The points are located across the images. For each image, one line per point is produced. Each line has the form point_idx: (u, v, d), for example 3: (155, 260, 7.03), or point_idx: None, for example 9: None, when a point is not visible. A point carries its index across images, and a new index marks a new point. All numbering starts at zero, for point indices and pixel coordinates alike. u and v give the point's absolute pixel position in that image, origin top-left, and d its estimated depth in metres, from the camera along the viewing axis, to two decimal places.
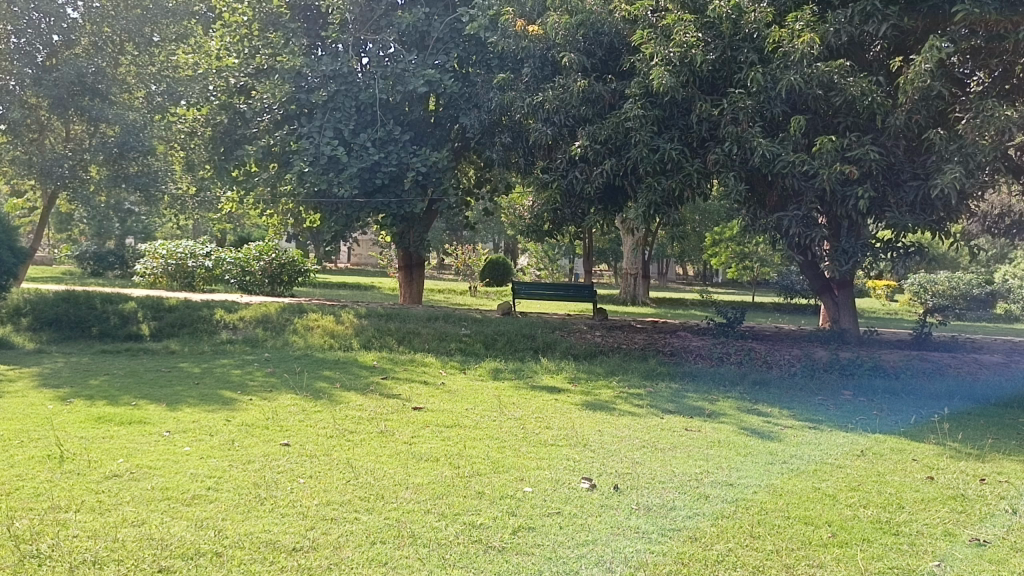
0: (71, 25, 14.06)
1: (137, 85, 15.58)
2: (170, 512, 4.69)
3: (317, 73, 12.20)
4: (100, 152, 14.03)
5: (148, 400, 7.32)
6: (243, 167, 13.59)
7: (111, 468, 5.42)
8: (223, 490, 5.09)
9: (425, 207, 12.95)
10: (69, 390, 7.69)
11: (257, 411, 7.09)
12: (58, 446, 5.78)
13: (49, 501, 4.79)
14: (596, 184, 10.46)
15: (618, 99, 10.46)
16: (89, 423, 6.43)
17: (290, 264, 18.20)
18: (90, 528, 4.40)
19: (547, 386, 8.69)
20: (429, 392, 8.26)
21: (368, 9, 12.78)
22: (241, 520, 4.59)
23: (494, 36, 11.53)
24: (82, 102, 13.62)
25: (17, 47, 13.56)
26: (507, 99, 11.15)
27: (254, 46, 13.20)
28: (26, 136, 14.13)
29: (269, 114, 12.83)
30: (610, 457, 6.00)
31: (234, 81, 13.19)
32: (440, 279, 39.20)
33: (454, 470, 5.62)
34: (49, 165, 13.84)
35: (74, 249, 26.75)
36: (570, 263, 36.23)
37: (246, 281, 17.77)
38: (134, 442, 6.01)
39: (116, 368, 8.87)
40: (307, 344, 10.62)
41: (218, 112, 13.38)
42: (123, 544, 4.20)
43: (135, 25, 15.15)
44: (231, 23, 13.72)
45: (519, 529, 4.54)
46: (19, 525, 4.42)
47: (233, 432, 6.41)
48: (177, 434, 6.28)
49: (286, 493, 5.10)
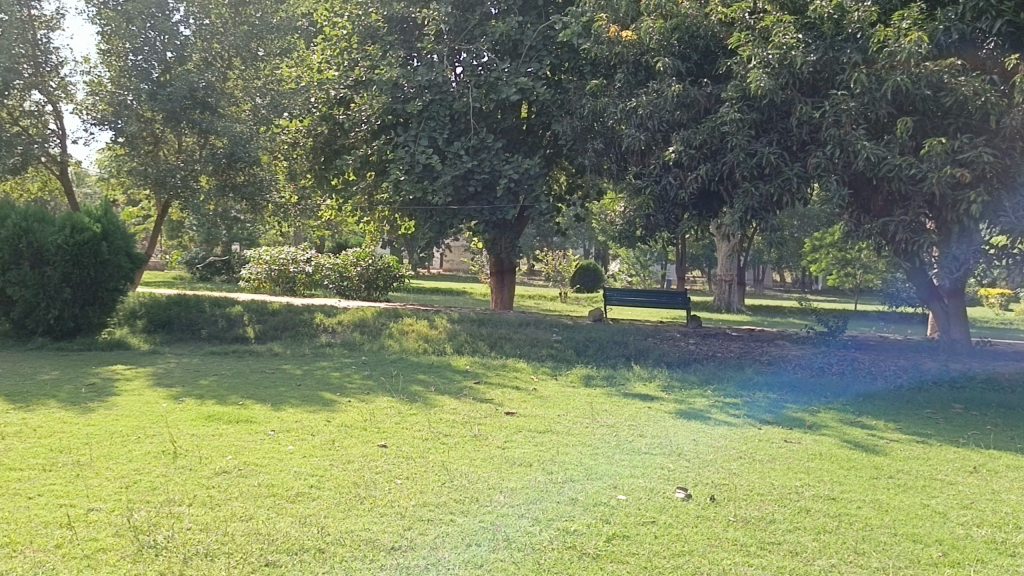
0: (183, 42, 14.80)
1: (244, 98, 15.88)
2: (276, 508, 4.87)
3: (412, 84, 12.42)
4: (210, 163, 14.78)
5: (253, 400, 7.61)
6: (342, 176, 14.27)
7: (221, 464, 5.67)
8: (325, 488, 5.26)
9: (517, 214, 13.06)
10: (181, 389, 8.09)
11: (355, 413, 7.30)
12: (172, 443, 6.09)
13: (164, 495, 5.05)
14: (690, 190, 10.33)
15: (714, 103, 10.27)
16: (199, 421, 6.74)
17: (386, 271, 19.27)
18: (202, 521, 4.61)
19: (639, 394, 8.60)
20: (521, 397, 8.31)
21: (463, 19, 12.85)
22: (342, 518, 4.74)
23: (586, 43, 11.47)
24: (193, 115, 14.49)
25: (135, 64, 14.49)
26: (600, 105, 11.18)
27: (353, 59, 13.62)
28: (143, 148, 14.94)
29: (366, 124, 13.23)
30: (706, 467, 5.91)
31: (334, 93, 13.47)
32: (531, 285, 39.46)
33: (547, 475, 5.65)
34: (164, 176, 14.60)
35: (185, 255, 28.17)
36: (663, 270, 35.89)
37: (344, 286, 18.60)
38: (241, 440, 6.27)
39: (224, 368, 9.26)
40: (402, 348, 10.84)
41: (319, 123, 13.86)
42: (232, 538, 4.40)
43: (243, 41, 15.78)
44: (332, 36, 14.08)
45: (614, 537, 4.52)
46: (138, 516, 4.68)
47: (333, 432, 6.61)
48: (281, 433, 6.52)
49: (385, 493, 5.22)
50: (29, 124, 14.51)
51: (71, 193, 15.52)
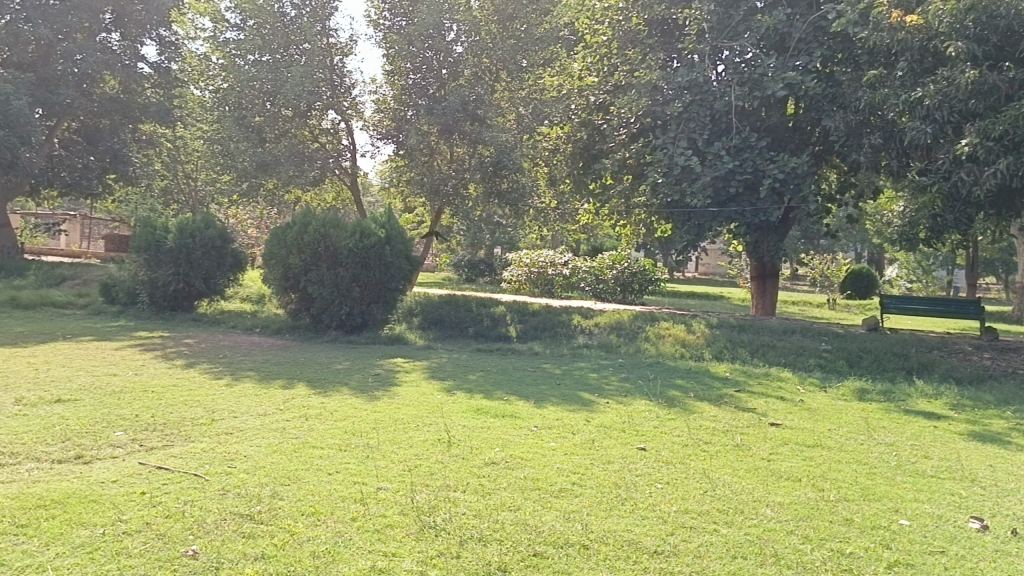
0: (456, 59, 16.02)
1: (509, 109, 16.33)
2: (542, 502, 5.06)
3: (672, 85, 12.27)
4: (478, 171, 15.78)
5: (518, 397, 7.95)
6: (600, 180, 14.49)
7: (489, 455, 6.00)
8: (587, 486, 5.37)
9: (781, 215, 12.47)
10: (453, 383, 8.69)
11: (615, 414, 7.38)
12: (447, 432, 6.54)
13: (440, 480, 5.43)
14: (988, 187, 9.21)
15: (1017, 89, 9.25)
16: (470, 414, 7.17)
17: (641, 274, 18.99)
18: (475, 508, 4.91)
19: (923, 412, 7.83)
20: (786, 408, 7.91)
21: (727, 15, 12.28)
22: (605, 517, 4.80)
23: (864, 31, 10.57)
24: (464, 127, 15.42)
25: (414, 83, 16.04)
26: (878, 98, 10.37)
27: (613, 64, 13.81)
28: (419, 159, 16.13)
29: (626, 128, 13.26)
30: (1007, 498, 5.25)
31: (593, 99, 13.92)
32: (794, 290, 37.48)
33: (818, 492, 5.33)
34: (437, 184, 15.88)
35: (452, 257, 30.22)
36: (950, 276, 32.39)
37: (600, 288, 18.88)
38: (507, 434, 6.58)
39: (490, 365, 9.78)
40: (659, 352, 10.79)
41: (580, 129, 14.27)
42: (502, 526, 4.63)
43: (509, 54, 16.22)
44: (592, 44, 14.38)
45: (896, 564, 4.16)
46: (420, 497, 5.08)
47: (594, 432, 6.74)
48: (544, 430, 6.77)
49: (646, 496, 5.22)
50: (326, 140, 16.37)
51: (359, 201, 17.20)
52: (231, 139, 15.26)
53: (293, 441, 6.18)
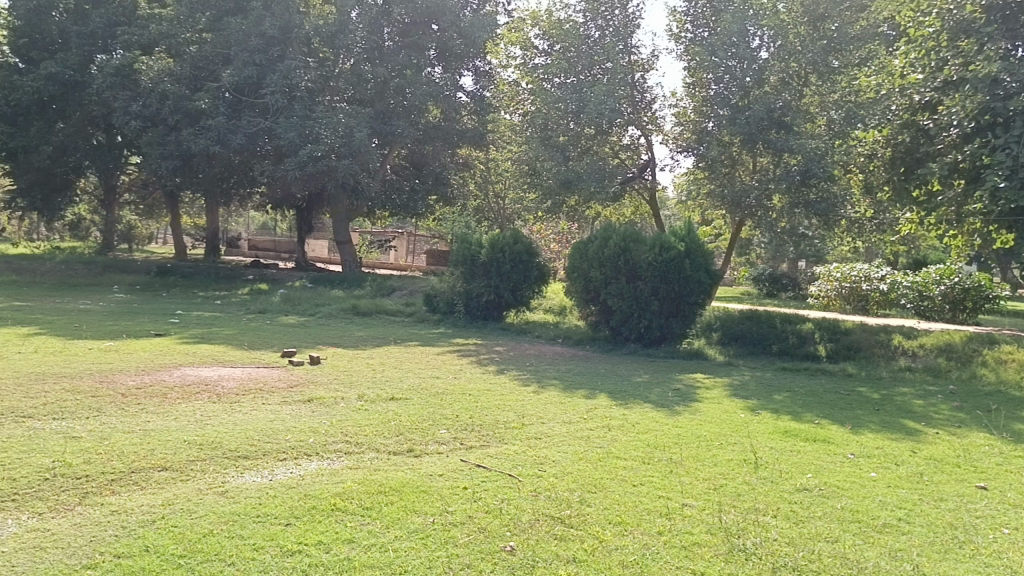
0: (761, 65, 15.33)
1: (820, 113, 15.65)
2: (863, 536, 4.68)
3: (1017, 77, 10.72)
4: (785, 180, 15.01)
5: (831, 421, 7.44)
6: (925, 187, 12.44)
7: (801, 481, 5.67)
8: (916, 524, 4.87)
9: None
10: (757, 402, 8.35)
11: (946, 447, 6.62)
12: (753, 453, 6.30)
13: (749, 502, 5.23)
14: None
15: None
16: (777, 435, 6.85)
17: (976, 290, 16.50)
18: (788, 535, 4.66)
19: None
20: None
21: None
22: (939, 560, 4.32)
23: None
24: (769, 135, 15.04)
25: (717, 94, 15.62)
26: None
27: (942, 58, 11.85)
28: (721, 170, 16.06)
29: (959, 128, 11.39)
30: None
31: (918, 98, 12.14)
32: None
33: None
34: (739, 196, 15.34)
35: (753, 271, 29.19)
36: None
37: (924, 306, 17.15)
38: (821, 460, 6.19)
39: (798, 386, 9.26)
40: (1000, 380, 9.51)
41: (900, 131, 12.53)
42: (819, 557, 4.34)
43: (820, 57, 15.40)
44: (916, 37, 12.61)
45: None
46: (728, 518, 4.94)
47: (921, 465, 6.10)
48: (862, 458, 6.26)
49: (989, 541, 4.60)
50: (626, 156, 16.61)
51: (659, 215, 17.29)
52: (539, 159, 16.14)
53: (598, 450, 6.32)
